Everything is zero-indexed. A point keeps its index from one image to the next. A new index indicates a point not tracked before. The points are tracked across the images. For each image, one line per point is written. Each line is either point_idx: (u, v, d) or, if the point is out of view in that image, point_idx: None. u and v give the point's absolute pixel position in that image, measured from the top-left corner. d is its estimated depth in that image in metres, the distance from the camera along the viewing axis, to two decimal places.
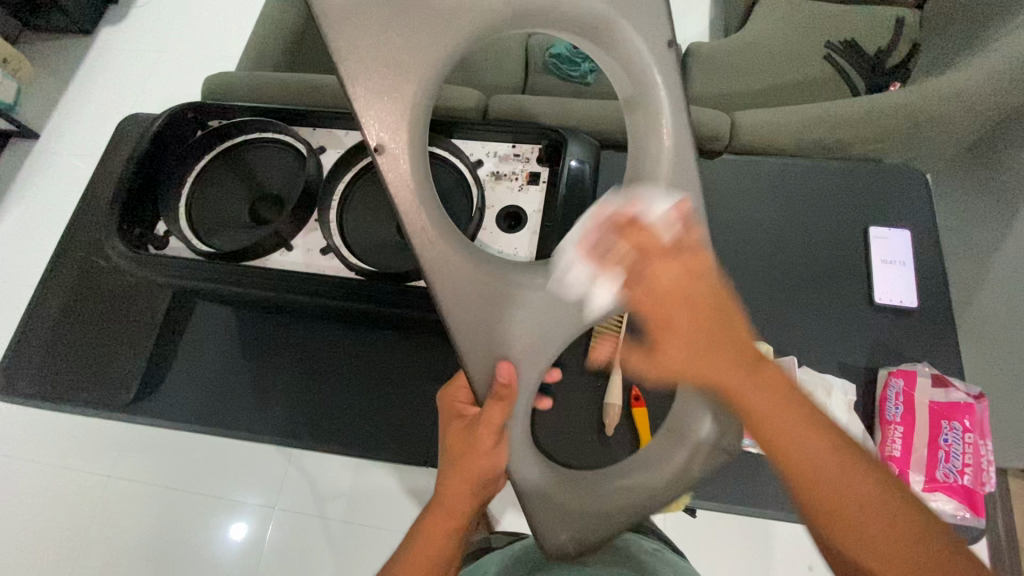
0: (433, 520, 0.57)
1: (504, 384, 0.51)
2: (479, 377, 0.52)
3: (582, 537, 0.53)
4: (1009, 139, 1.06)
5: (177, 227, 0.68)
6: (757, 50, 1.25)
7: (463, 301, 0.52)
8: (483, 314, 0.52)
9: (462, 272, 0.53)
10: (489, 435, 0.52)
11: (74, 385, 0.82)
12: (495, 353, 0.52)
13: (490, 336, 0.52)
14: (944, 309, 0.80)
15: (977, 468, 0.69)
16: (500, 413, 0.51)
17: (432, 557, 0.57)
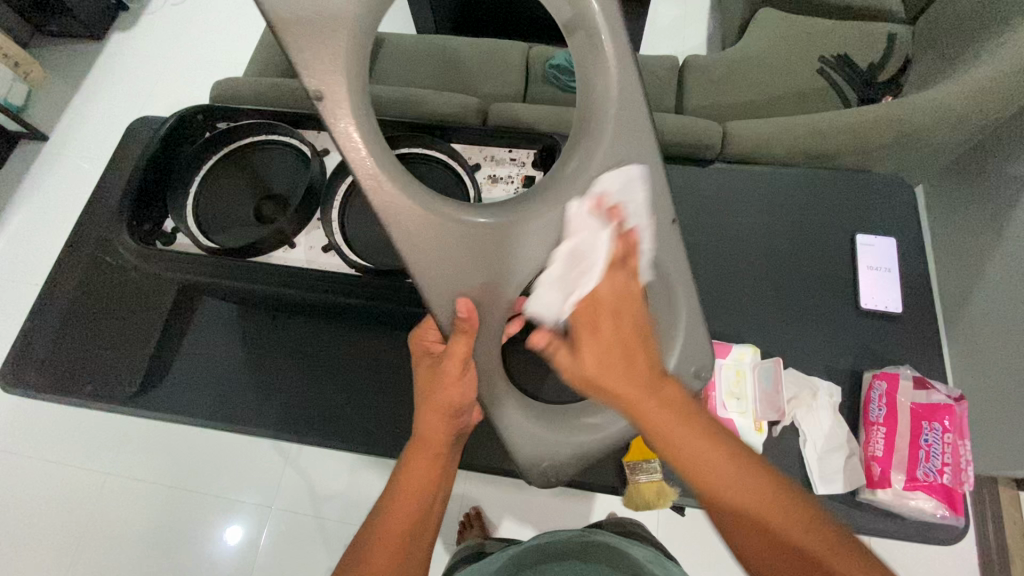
0: (414, 458, 0.57)
1: (464, 319, 0.53)
2: (443, 314, 0.54)
3: (560, 458, 0.56)
4: (999, 152, 1.08)
5: (183, 221, 0.71)
6: (751, 64, 1.28)
7: (427, 248, 0.52)
8: (449, 259, 0.53)
9: (426, 225, 0.52)
10: (457, 367, 0.54)
11: (80, 377, 0.84)
12: (455, 292, 0.54)
13: (456, 277, 0.53)
14: (928, 315, 0.83)
15: (957, 468, 0.70)
16: (465, 345, 0.54)
17: (417, 498, 0.56)
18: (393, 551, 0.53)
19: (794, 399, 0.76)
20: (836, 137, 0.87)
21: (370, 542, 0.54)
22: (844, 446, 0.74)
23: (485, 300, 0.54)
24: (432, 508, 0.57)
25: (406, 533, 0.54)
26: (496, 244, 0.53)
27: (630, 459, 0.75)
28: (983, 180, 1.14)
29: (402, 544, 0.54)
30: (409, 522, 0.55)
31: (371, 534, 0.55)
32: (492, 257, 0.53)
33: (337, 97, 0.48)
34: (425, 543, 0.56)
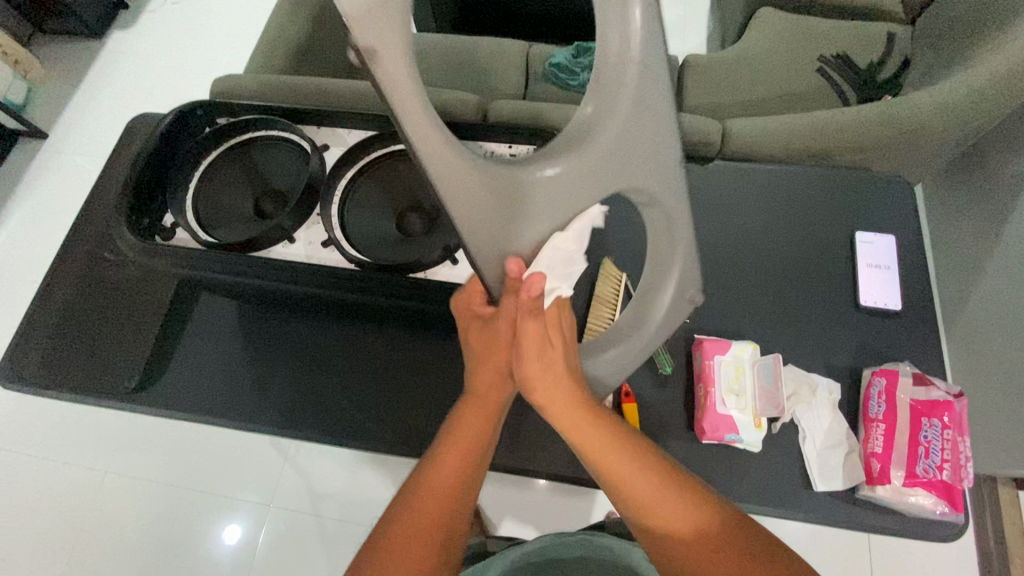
0: (467, 414, 0.57)
1: (518, 279, 0.47)
2: (493, 276, 0.48)
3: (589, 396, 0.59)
4: (1002, 151, 1.08)
5: (183, 217, 0.71)
6: (751, 62, 1.29)
7: (471, 210, 0.43)
8: (494, 220, 0.44)
9: (470, 182, 0.42)
10: (511, 329, 0.51)
11: (80, 374, 0.84)
12: (507, 253, 0.46)
13: (499, 238, 0.45)
14: (927, 312, 0.83)
15: (956, 464, 0.71)
16: (518, 306, 0.49)
17: (467, 455, 0.55)
18: (437, 509, 0.53)
19: (794, 395, 0.76)
20: (833, 135, 0.88)
21: (412, 500, 0.54)
22: (843, 443, 0.73)
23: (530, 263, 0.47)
24: (481, 462, 0.57)
25: (453, 490, 0.54)
26: (541, 199, 0.44)
27: None
28: (982, 179, 1.14)
29: (446, 504, 0.54)
30: (455, 481, 0.54)
31: (416, 489, 0.54)
32: (538, 216, 0.45)
33: (382, 34, 0.35)
34: (467, 501, 0.56)
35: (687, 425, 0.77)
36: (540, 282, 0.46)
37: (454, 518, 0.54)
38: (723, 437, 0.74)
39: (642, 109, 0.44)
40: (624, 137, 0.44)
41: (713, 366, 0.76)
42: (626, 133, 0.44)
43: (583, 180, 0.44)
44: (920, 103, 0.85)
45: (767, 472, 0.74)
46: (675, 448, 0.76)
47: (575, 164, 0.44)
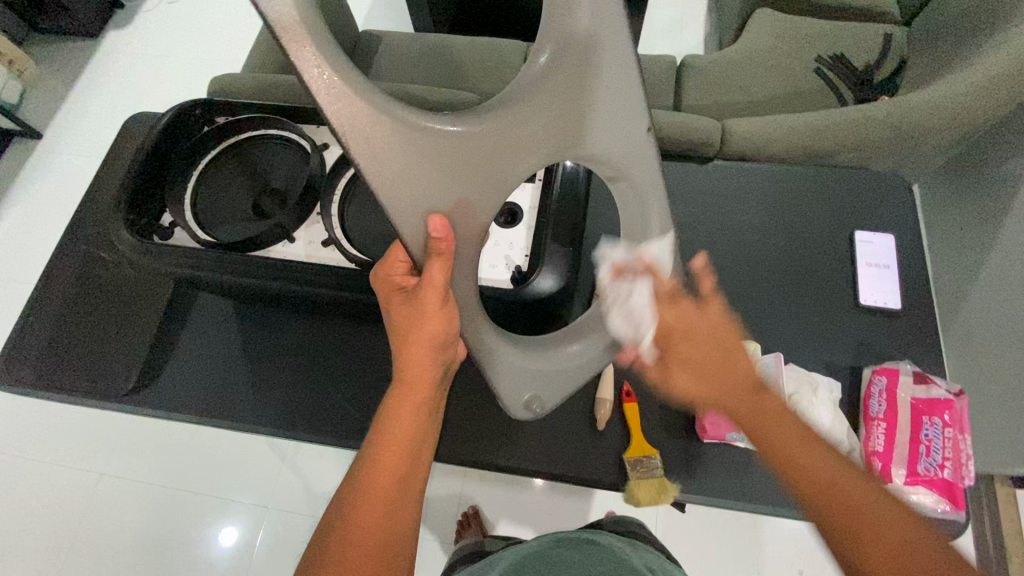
0: (397, 402, 0.56)
1: (440, 240, 0.50)
2: (414, 239, 0.50)
3: (542, 389, 0.60)
4: (999, 150, 1.09)
5: (182, 217, 0.70)
6: (748, 63, 1.29)
7: (395, 169, 0.47)
8: (422, 177, 0.48)
9: (391, 143, 0.46)
10: (435, 296, 0.53)
11: (75, 375, 0.83)
12: (423, 211, 0.49)
13: (426, 194, 0.49)
14: (926, 311, 0.83)
15: (956, 462, 0.71)
16: (442, 270, 0.51)
17: (404, 442, 0.55)
18: (381, 500, 0.53)
19: (794, 395, 0.75)
20: (834, 135, 0.87)
21: (355, 497, 0.53)
22: (844, 442, 0.74)
23: (457, 218, 0.51)
24: (421, 445, 0.57)
25: (395, 479, 0.54)
26: (461, 153, 0.48)
27: (630, 456, 0.74)
28: (979, 180, 1.14)
29: (388, 495, 0.53)
30: (396, 470, 0.54)
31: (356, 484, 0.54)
32: (468, 173, 0.49)
33: (304, 35, 0.41)
34: (417, 480, 0.57)
35: (688, 425, 0.77)
36: (444, 226, 0.49)
37: (402, 504, 0.54)
38: (724, 436, 0.73)
39: (575, 79, 0.49)
40: (560, 104, 0.49)
41: None
42: (556, 99, 0.49)
43: (510, 137, 0.49)
44: (919, 102, 0.85)
45: (769, 472, 0.74)
46: (675, 448, 0.76)
47: (502, 124, 0.49)
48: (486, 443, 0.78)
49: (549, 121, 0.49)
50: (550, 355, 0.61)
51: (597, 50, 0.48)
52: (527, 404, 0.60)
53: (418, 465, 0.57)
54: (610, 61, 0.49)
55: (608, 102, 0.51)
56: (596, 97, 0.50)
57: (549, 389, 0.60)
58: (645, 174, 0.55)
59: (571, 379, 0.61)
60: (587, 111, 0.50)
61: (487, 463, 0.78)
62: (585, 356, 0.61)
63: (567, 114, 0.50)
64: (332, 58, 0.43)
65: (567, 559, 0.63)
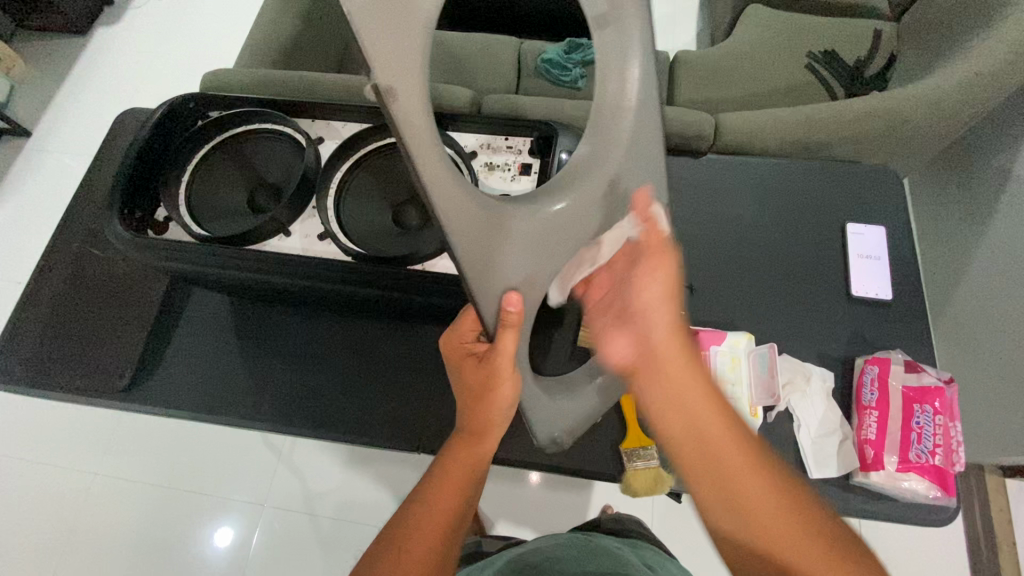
0: (459, 456, 0.58)
1: (513, 313, 0.50)
2: (488, 310, 0.51)
3: (571, 424, 0.59)
4: (988, 144, 1.10)
5: (176, 211, 0.70)
6: (740, 59, 1.30)
7: (470, 234, 0.47)
8: (493, 247, 0.49)
9: (476, 225, 0.47)
10: (508, 365, 0.53)
11: (70, 373, 0.83)
12: (501, 286, 0.50)
13: (504, 273, 0.50)
14: (917, 300, 0.84)
15: (948, 449, 0.72)
16: (513, 340, 0.52)
17: (458, 491, 0.57)
18: (429, 545, 0.54)
19: (788, 383, 0.77)
20: (826, 129, 0.89)
21: (401, 537, 0.54)
22: (836, 431, 0.75)
23: (523, 286, 0.52)
24: (469, 503, 0.58)
25: (446, 528, 0.55)
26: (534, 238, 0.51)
27: (627, 447, 0.75)
28: (968, 173, 1.16)
29: (438, 541, 0.54)
30: (448, 518, 0.55)
31: (408, 528, 0.54)
32: (540, 251, 0.51)
33: (392, 71, 0.41)
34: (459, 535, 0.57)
35: None
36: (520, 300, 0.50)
37: (445, 556, 0.55)
38: None
39: (624, 166, 0.52)
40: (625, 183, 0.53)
41: (708, 356, 0.77)
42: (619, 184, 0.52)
43: (574, 219, 0.52)
44: (907, 96, 0.86)
45: None
46: None
47: (565, 207, 0.51)
48: None
49: (602, 202, 0.52)
50: (571, 392, 0.59)
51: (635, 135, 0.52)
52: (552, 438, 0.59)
53: (463, 521, 0.57)
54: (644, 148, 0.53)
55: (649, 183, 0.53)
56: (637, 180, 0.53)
57: (573, 425, 0.59)
58: (664, 245, 0.56)
59: (592, 412, 0.59)
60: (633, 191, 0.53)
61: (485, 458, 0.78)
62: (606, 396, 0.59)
63: (612, 195, 0.52)
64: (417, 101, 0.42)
65: (566, 557, 0.63)
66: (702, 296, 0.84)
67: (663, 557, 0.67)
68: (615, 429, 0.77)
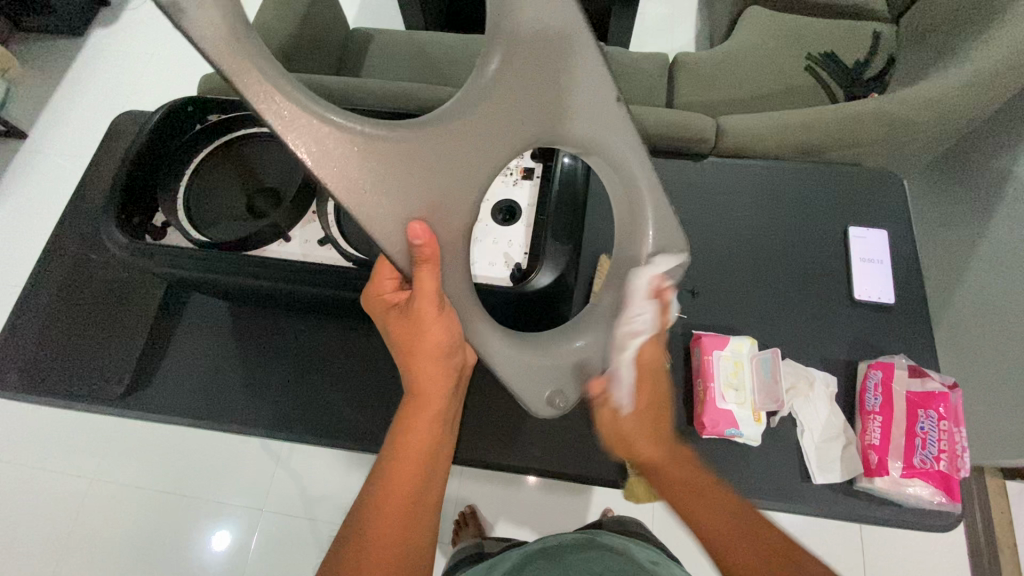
0: (413, 415, 0.57)
1: (423, 245, 0.47)
2: (396, 251, 0.47)
3: (558, 381, 0.56)
4: (988, 147, 1.10)
5: (175, 216, 0.69)
6: (738, 62, 1.30)
7: (368, 183, 0.45)
8: (396, 187, 0.46)
9: (368, 169, 0.45)
10: (431, 306, 0.51)
11: (66, 379, 0.82)
12: (405, 216, 0.47)
13: (408, 203, 0.47)
14: (919, 304, 0.84)
15: (952, 454, 0.71)
16: (431, 276, 0.49)
17: (416, 452, 0.56)
18: (396, 509, 0.54)
19: (791, 388, 0.77)
20: (831, 130, 0.87)
21: (367, 506, 0.55)
22: (841, 436, 0.74)
23: (438, 219, 0.48)
24: (435, 457, 0.58)
25: (411, 486, 0.56)
26: (443, 161, 0.47)
27: None
28: (967, 176, 1.16)
29: (409, 501, 0.55)
30: (410, 479, 0.56)
31: (372, 494, 0.55)
32: (450, 176, 0.48)
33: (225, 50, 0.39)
34: (433, 488, 0.58)
35: (687, 420, 0.77)
36: (426, 229, 0.47)
37: (418, 514, 0.56)
38: (723, 432, 0.74)
39: (523, 72, 0.48)
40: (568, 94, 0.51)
41: (712, 361, 0.76)
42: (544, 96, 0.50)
43: (475, 133, 0.48)
44: (910, 98, 0.85)
45: (766, 465, 0.75)
46: None
47: (463, 120, 0.48)
48: (486, 442, 0.78)
49: (502, 113, 0.49)
50: (544, 348, 0.56)
51: (538, 33, 0.48)
52: (550, 399, 0.55)
53: (433, 474, 0.58)
54: (547, 44, 0.49)
55: (559, 88, 0.50)
56: (539, 86, 0.49)
57: (569, 381, 0.56)
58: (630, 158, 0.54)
59: (578, 365, 0.56)
60: (532, 95, 0.49)
61: (487, 463, 0.78)
62: (593, 345, 0.57)
63: (542, 97, 0.50)
64: (279, 80, 0.42)
65: (570, 557, 0.62)
66: (704, 301, 0.84)
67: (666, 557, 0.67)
68: None
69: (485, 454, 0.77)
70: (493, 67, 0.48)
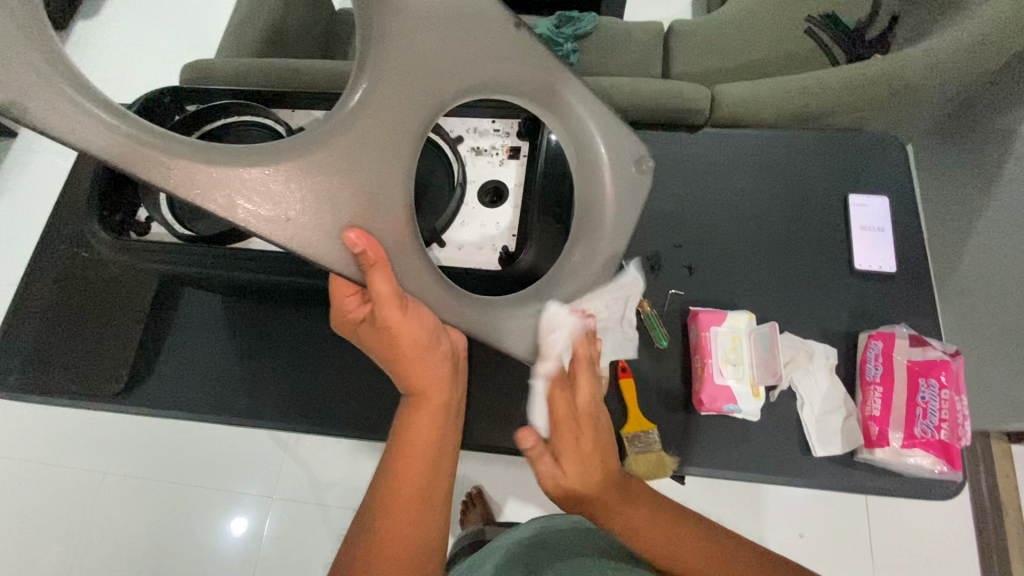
0: (414, 418, 0.55)
1: (364, 251, 0.47)
2: (341, 263, 0.47)
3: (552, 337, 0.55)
4: (995, 105, 1.06)
5: (157, 211, 0.68)
6: (735, 28, 1.26)
7: (290, 211, 0.46)
8: (321, 201, 0.47)
9: (275, 191, 0.46)
10: (393, 308, 0.49)
11: (65, 377, 0.82)
12: (339, 227, 0.47)
13: (335, 209, 0.47)
14: (920, 270, 0.82)
15: (953, 423, 0.70)
16: (385, 277, 0.48)
17: (421, 459, 0.54)
18: (408, 520, 0.52)
19: (790, 362, 0.76)
20: (825, 96, 0.84)
21: (379, 517, 0.53)
22: (841, 408, 0.74)
23: (370, 221, 0.48)
24: (443, 460, 0.55)
25: (419, 495, 0.53)
26: (362, 150, 0.48)
27: (628, 432, 0.74)
28: (972, 135, 1.12)
29: (416, 510, 0.53)
30: (418, 485, 0.53)
31: (377, 519, 0.53)
32: (371, 162, 0.49)
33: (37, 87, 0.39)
34: (442, 497, 0.55)
35: (685, 397, 0.77)
36: (360, 236, 0.47)
37: (426, 523, 0.53)
38: (721, 408, 0.74)
39: (405, 60, 0.50)
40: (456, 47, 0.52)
41: (709, 337, 0.75)
42: (444, 51, 0.51)
43: (375, 136, 0.49)
44: (911, 57, 0.81)
45: (764, 440, 0.75)
46: (672, 423, 0.76)
47: (358, 121, 0.49)
48: (483, 426, 0.78)
49: (397, 105, 0.50)
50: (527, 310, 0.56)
51: (422, 31, 0.50)
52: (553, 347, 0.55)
53: (441, 476, 0.55)
54: (433, 33, 0.51)
55: (452, 63, 0.51)
56: (432, 68, 0.51)
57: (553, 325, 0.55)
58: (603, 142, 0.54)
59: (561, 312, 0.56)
60: (424, 78, 0.50)
61: (485, 448, 0.78)
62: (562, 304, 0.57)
63: (432, 52, 0.51)
64: (182, 150, 0.43)
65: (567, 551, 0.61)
66: (699, 277, 0.83)
67: None
68: (616, 413, 0.77)
69: (482, 438, 0.78)
70: (370, 78, 0.49)
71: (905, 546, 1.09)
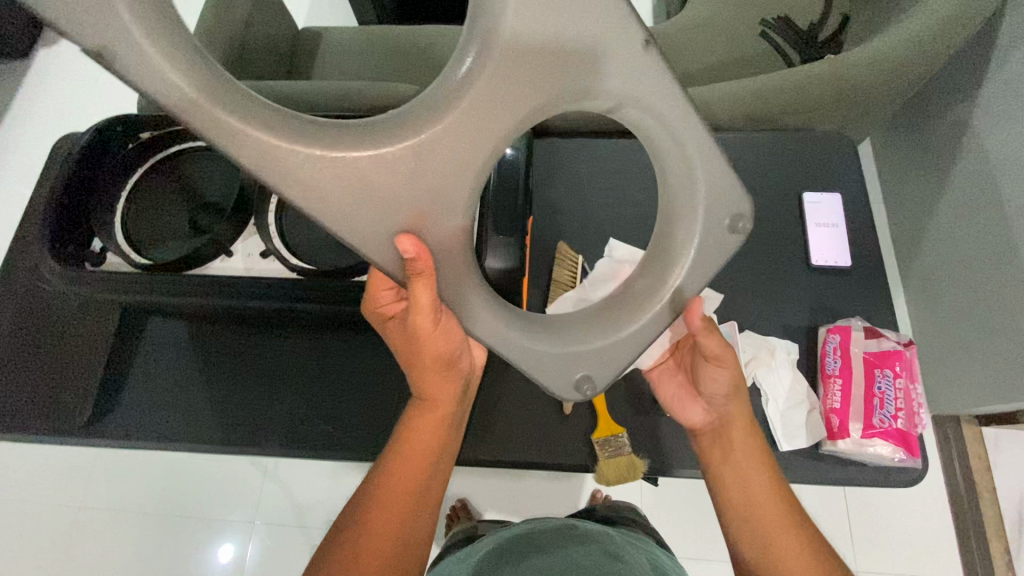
0: (419, 421, 0.58)
1: (415, 259, 0.44)
2: (388, 262, 0.44)
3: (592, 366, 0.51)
4: (945, 100, 1.10)
5: (113, 242, 0.69)
6: (693, 33, 1.29)
7: (347, 203, 0.42)
8: (384, 192, 0.42)
9: (325, 176, 0.40)
10: (426, 315, 0.49)
11: (25, 413, 0.80)
12: (393, 228, 0.43)
13: (388, 211, 0.42)
14: (874, 264, 0.85)
15: (909, 412, 0.74)
16: (426, 287, 0.46)
17: (418, 461, 0.57)
18: (396, 514, 0.55)
19: (752, 359, 0.77)
20: (779, 96, 0.86)
21: (370, 505, 0.55)
22: (804, 402, 0.76)
23: (431, 225, 0.44)
24: (438, 465, 0.59)
25: (410, 494, 0.56)
26: (434, 156, 0.41)
27: (598, 436, 0.75)
28: (925, 129, 1.16)
29: (407, 505, 0.55)
30: (411, 486, 0.56)
31: (369, 505, 0.55)
32: (442, 174, 0.42)
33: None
34: (430, 497, 0.58)
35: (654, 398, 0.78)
36: (412, 241, 0.43)
37: (412, 522, 0.56)
38: None
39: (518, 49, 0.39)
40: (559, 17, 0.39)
41: None
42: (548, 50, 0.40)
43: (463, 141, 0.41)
44: (856, 57, 0.83)
45: None
46: (642, 425, 0.77)
47: (459, 113, 0.40)
48: None
49: (511, 102, 0.41)
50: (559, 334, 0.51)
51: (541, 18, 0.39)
52: (578, 385, 0.51)
53: (433, 478, 0.58)
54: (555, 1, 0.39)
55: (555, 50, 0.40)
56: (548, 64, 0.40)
57: (599, 365, 0.51)
58: None
59: (614, 350, 0.51)
60: (535, 68, 0.40)
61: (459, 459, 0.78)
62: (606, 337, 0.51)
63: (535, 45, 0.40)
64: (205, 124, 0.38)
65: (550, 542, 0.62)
66: None
67: (649, 547, 0.69)
68: (587, 418, 0.78)
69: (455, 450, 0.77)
70: (475, 56, 0.40)
71: (882, 535, 1.11)
